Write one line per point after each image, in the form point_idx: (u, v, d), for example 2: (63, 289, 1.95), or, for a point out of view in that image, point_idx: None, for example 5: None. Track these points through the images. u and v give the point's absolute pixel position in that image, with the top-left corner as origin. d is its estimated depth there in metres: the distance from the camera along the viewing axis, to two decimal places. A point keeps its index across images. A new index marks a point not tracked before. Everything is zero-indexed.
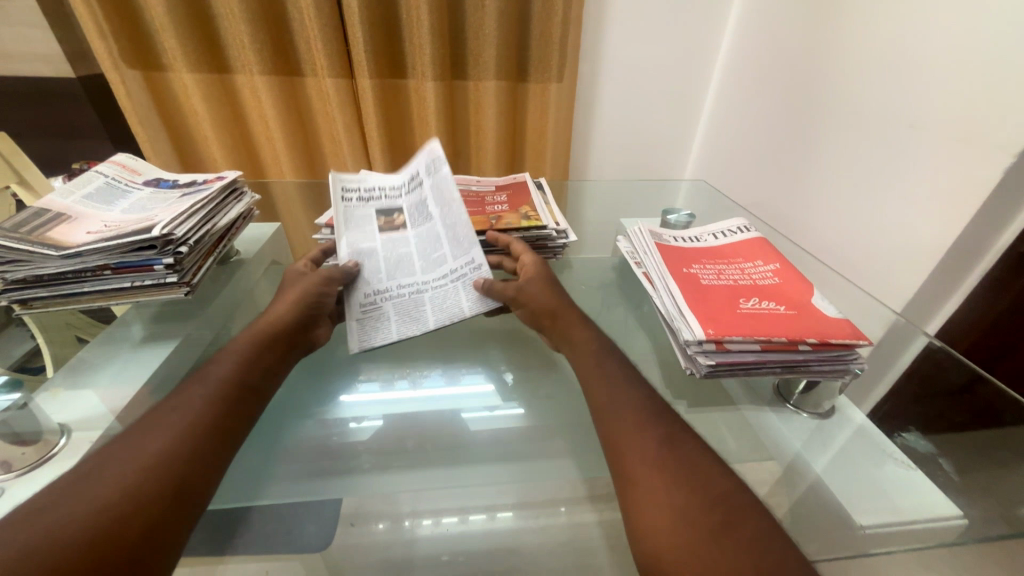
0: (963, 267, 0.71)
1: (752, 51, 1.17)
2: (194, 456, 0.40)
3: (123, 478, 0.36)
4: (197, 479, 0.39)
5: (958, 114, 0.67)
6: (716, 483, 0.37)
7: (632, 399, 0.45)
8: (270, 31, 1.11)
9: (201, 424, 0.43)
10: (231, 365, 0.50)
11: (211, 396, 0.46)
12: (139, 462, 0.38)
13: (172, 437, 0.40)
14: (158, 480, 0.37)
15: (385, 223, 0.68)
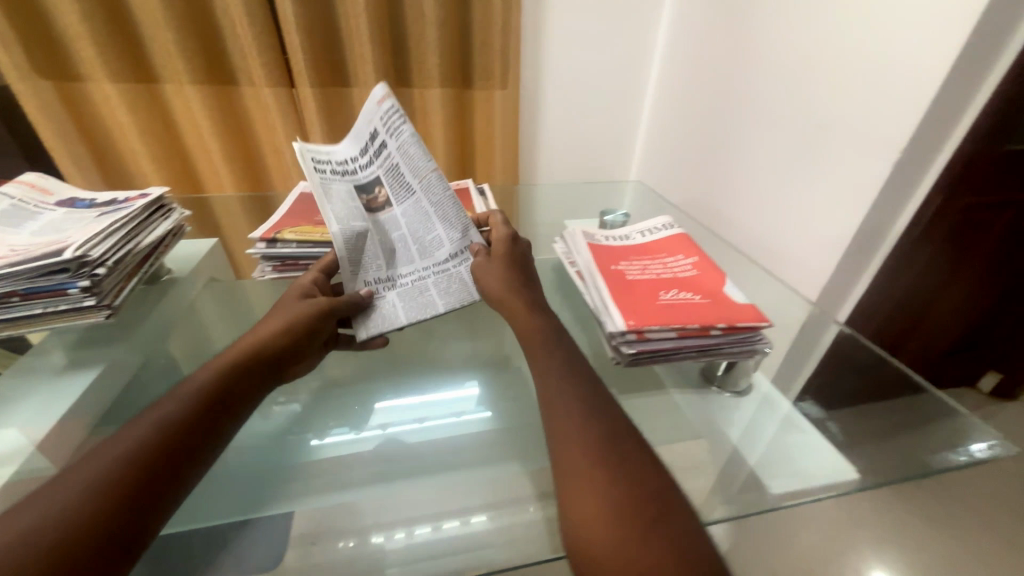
0: (864, 253, 0.80)
1: (681, 59, 1.25)
2: (152, 468, 0.38)
3: (71, 496, 0.35)
4: (158, 493, 0.37)
5: (854, 115, 0.75)
6: (637, 469, 0.39)
7: (578, 393, 0.46)
8: (201, 39, 1.07)
9: (162, 432, 0.40)
10: (205, 370, 0.47)
11: (177, 404, 0.43)
12: (92, 477, 0.36)
13: (125, 449, 0.38)
14: (111, 496, 0.35)
15: (369, 202, 0.61)
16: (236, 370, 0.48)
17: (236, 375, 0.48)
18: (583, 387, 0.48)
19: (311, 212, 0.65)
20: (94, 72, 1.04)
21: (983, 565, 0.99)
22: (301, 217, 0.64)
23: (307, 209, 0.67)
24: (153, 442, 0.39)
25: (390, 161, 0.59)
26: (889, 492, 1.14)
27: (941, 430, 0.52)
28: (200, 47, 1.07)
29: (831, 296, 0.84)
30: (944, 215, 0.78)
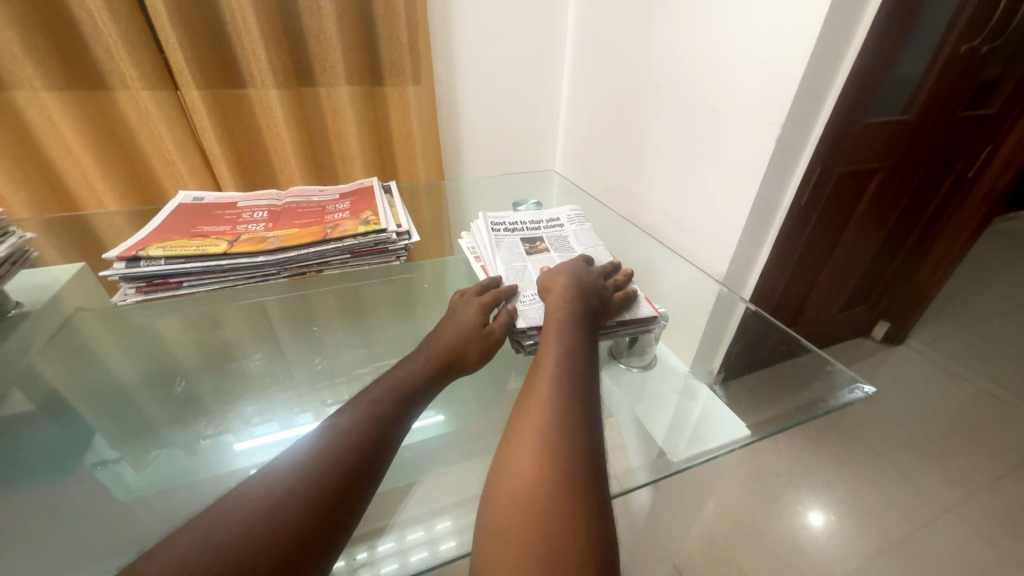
0: (762, 225, 0.85)
1: (589, 50, 1.28)
2: (351, 486, 0.35)
3: (288, 509, 0.32)
4: (347, 511, 0.34)
5: (738, 96, 0.80)
6: (571, 467, 0.35)
7: (557, 362, 0.44)
8: (54, 39, 0.94)
9: (361, 445, 0.38)
10: (389, 386, 0.46)
11: (372, 415, 0.42)
12: (285, 490, 0.33)
13: (298, 462, 0.36)
14: (316, 511, 0.33)
15: (530, 248, 0.70)
16: (408, 388, 0.47)
17: (409, 391, 0.47)
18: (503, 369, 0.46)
19: (188, 224, 0.59)
20: None
21: (888, 491, 1.11)
22: (174, 231, 0.57)
23: (184, 221, 0.60)
24: (348, 457, 0.37)
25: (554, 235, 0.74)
26: (807, 440, 1.25)
27: (815, 386, 0.57)
28: (53, 47, 0.94)
29: (736, 273, 0.89)
30: (823, 184, 0.86)
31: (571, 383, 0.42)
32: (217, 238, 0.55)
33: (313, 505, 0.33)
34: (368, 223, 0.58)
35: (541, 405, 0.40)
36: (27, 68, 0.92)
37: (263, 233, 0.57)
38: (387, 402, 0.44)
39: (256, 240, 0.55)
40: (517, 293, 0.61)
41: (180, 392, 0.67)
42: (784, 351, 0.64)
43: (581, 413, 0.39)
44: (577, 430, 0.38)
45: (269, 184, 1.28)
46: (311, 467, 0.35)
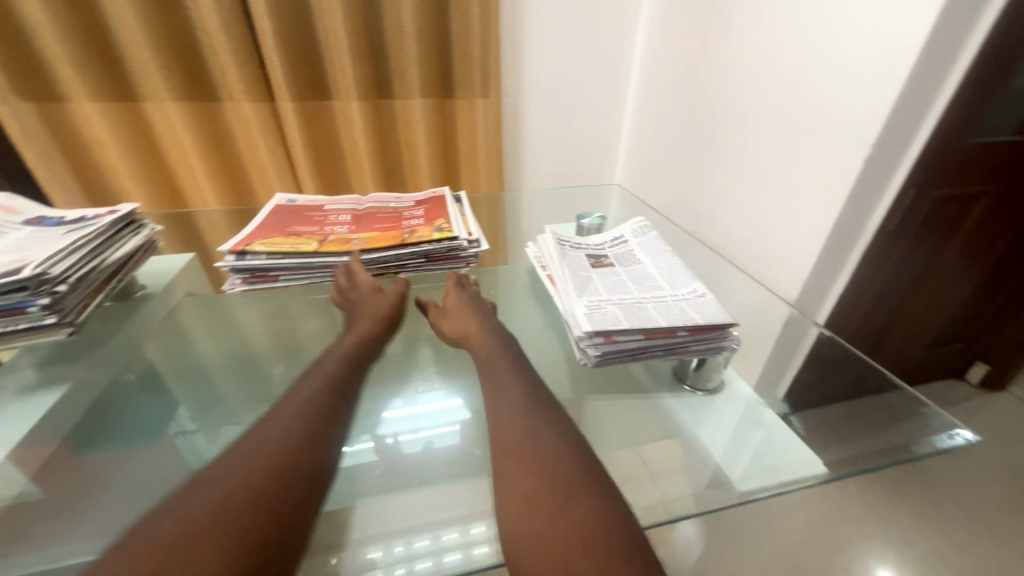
0: (841, 250, 0.80)
1: (658, 65, 1.27)
2: (298, 471, 0.40)
3: (241, 498, 0.36)
4: (303, 495, 0.39)
5: (824, 115, 0.77)
6: (578, 493, 0.37)
7: (515, 396, 0.48)
8: (180, 57, 1.08)
9: (302, 431, 0.43)
10: (319, 377, 0.50)
11: (304, 405, 0.46)
12: (237, 486, 0.37)
13: (229, 468, 0.39)
14: (267, 496, 0.37)
15: (595, 261, 0.57)
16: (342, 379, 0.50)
17: (343, 378, 0.50)
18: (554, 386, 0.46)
19: (284, 223, 0.66)
20: (72, 92, 1.05)
21: (982, 557, 0.98)
22: (273, 229, 0.64)
23: (280, 220, 0.67)
24: (292, 445, 0.41)
25: (626, 249, 0.61)
26: (882, 489, 1.13)
27: (907, 427, 0.52)
28: (178, 64, 1.08)
29: (808, 296, 0.85)
30: (915, 209, 0.79)
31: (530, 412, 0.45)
32: (306, 238, 0.61)
33: (255, 503, 0.36)
34: (441, 230, 0.62)
35: (531, 436, 0.43)
36: (157, 82, 1.06)
37: (348, 235, 0.63)
38: (321, 392, 0.48)
39: (341, 242, 0.60)
40: (576, 300, 0.46)
41: (276, 372, 0.74)
42: (870, 389, 0.59)
43: (551, 439, 0.42)
44: (550, 453, 0.41)
45: (343, 187, 1.37)
46: (256, 463, 0.39)
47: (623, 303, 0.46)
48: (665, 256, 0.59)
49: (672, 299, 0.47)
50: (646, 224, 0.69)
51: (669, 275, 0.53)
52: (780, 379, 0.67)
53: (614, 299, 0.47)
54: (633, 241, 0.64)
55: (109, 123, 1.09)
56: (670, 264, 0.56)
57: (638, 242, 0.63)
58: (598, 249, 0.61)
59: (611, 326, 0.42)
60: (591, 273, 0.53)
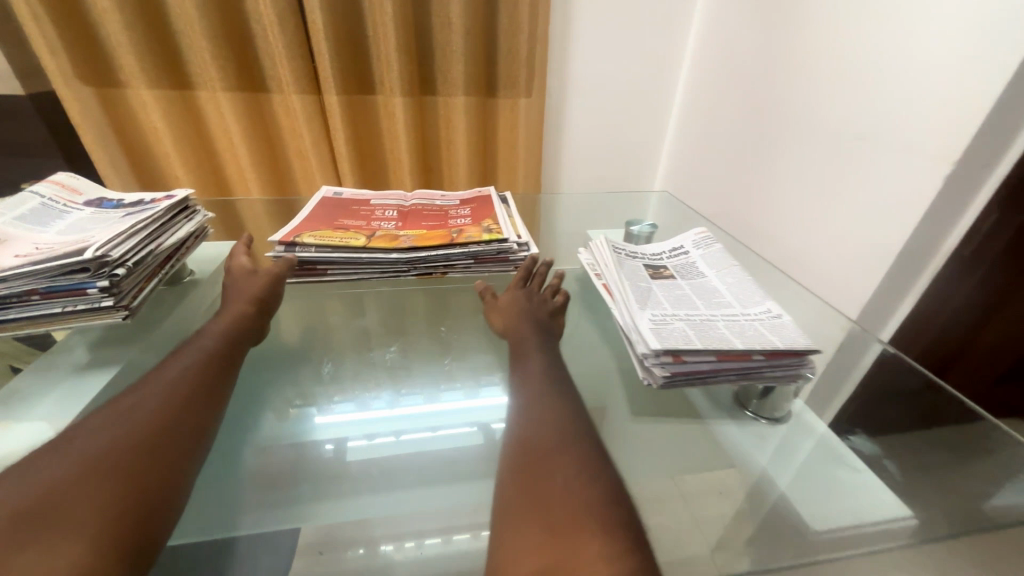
0: (911, 266, 0.72)
1: (709, 69, 1.22)
2: (175, 441, 0.41)
3: (121, 462, 0.37)
4: (178, 461, 0.41)
5: (898, 127, 0.71)
6: (570, 475, 0.36)
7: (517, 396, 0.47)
8: (234, 48, 1.10)
9: (185, 405, 0.45)
10: (196, 353, 0.51)
11: (183, 380, 0.47)
12: (116, 450, 0.38)
13: (122, 429, 0.40)
14: (145, 460, 0.39)
15: (654, 271, 0.55)
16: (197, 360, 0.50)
17: (217, 356, 0.51)
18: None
19: (331, 215, 0.66)
20: (132, 78, 1.08)
21: None
22: (321, 222, 0.64)
23: (326, 213, 0.67)
24: (170, 416, 0.43)
25: (685, 261, 0.59)
26: None
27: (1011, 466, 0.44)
28: (233, 55, 1.10)
29: (873, 313, 0.78)
30: None
31: (527, 410, 0.44)
32: (355, 230, 0.62)
33: (75, 471, 0.36)
34: (491, 230, 0.61)
35: (529, 428, 0.42)
36: (211, 72, 1.09)
37: (395, 231, 0.62)
38: (194, 368, 0.49)
39: (389, 237, 0.60)
40: (640, 314, 0.45)
41: (325, 372, 0.70)
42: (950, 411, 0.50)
43: (541, 437, 0.40)
44: (535, 452, 0.39)
45: (381, 182, 1.38)
46: (139, 429, 0.40)
47: (690, 320, 0.45)
48: (729, 271, 0.57)
49: (744, 320, 0.45)
50: (706, 236, 0.67)
51: (737, 291, 0.52)
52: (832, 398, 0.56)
53: (680, 315, 0.46)
54: (692, 253, 0.62)
55: (163, 110, 1.12)
56: (738, 280, 0.55)
57: (698, 255, 0.61)
58: (655, 259, 0.59)
59: (680, 343, 0.41)
60: (653, 285, 0.51)
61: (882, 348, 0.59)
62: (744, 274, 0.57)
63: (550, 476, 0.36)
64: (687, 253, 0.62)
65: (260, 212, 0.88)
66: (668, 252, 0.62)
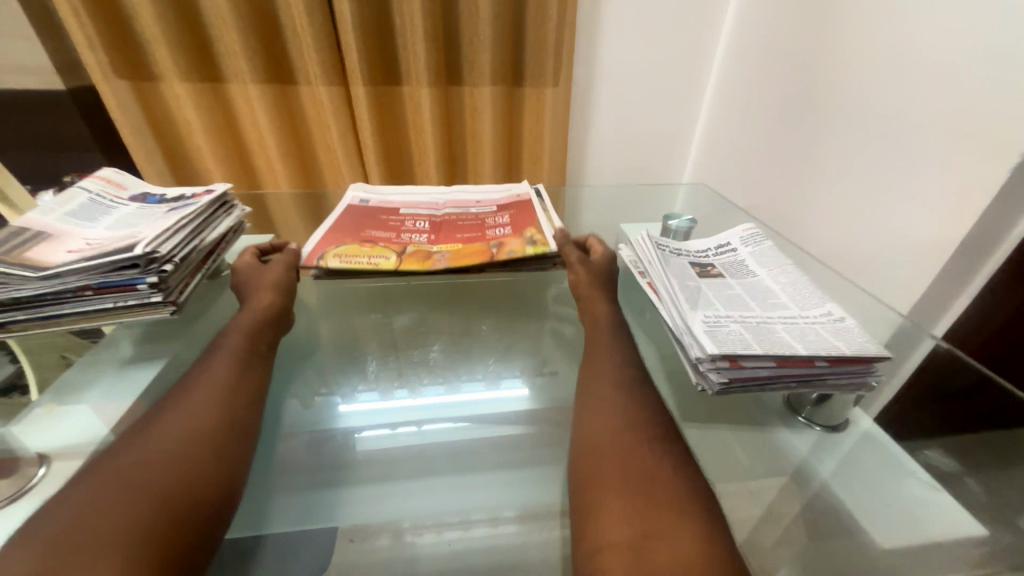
0: (968, 263, 0.68)
1: (746, 55, 1.17)
2: (227, 440, 0.41)
3: (177, 463, 0.37)
4: (231, 461, 0.40)
5: (957, 114, 0.66)
6: (678, 518, 0.34)
7: (608, 400, 0.45)
8: (263, 39, 1.10)
9: (232, 404, 0.44)
10: (229, 347, 0.50)
11: (230, 377, 0.47)
12: (170, 452, 0.38)
13: (172, 435, 0.39)
14: (200, 460, 0.38)
15: (701, 270, 0.54)
16: (240, 360, 0.49)
17: (253, 347, 0.51)
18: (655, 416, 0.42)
19: (360, 226, 0.70)
20: (166, 72, 1.10)
21: None
22: (349, 232, 0.68)
23: (357, 224, 0.71)
24: (222, 416, 0.43)
25: (733, 258, 0.58)
26: None
27: None
28: (262, 48, 1.10)
29: (925, 308, 0.74)
30: None
31: (623, 421, 0.42)
32: (391, 245, 0.66)
33: (133, 478, 0.36)
34: (532, 243, 0.66)
35: (599, 412, 0.44)
36: (240, 64, 1.09)
37: (427, 245, 0.66)
38: (239, 364, 0.49)
39: (423, 256, 0.63)
40: (692, 314, 0.44)
41: (371, 372, 0.68)
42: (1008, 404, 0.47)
43: (639, 457, 0.39)
44: (635, 471, 0.37)
45: (406, 174, 1.38)
46: (190, 430, 0.40)
47: (745, 323, 0.44)
48: (779, 269, 0.56)
49: (805, 324, 0.44)
50: (755, 231, 0.65)
51: (793, 292, 0.51)
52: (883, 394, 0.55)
53: (734, 317, 0.45)
54: (740, 249, 0.61)
55: (195, 102, 1.14)
56: (793, 279, 0.54)
57: (746, 251, 0.60)
58: (700, 256, 0.58)
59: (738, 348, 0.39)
60: (702, 284, 0.50)
61: (936, 343, 0.57)
62: (799, 273, 0.56)
63: (626, 457, 0.39)
64: (735, 250, 0.61)
65: (290, 205, 0.88)
66: (717, 248, 0.61)
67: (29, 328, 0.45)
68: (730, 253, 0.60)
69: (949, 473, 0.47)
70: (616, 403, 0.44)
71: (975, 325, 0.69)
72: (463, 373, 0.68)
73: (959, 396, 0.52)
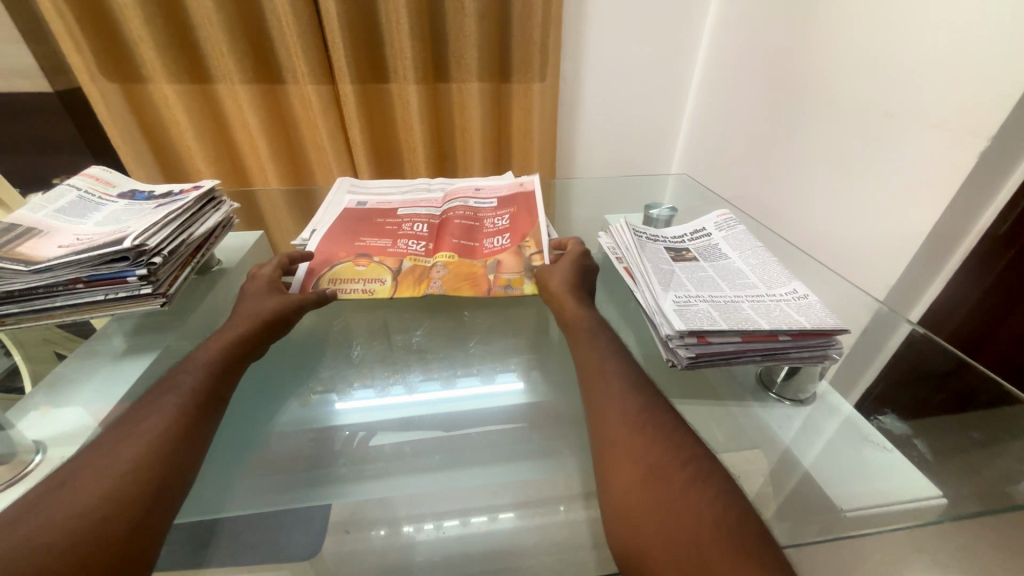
0: (941, 251, 0.71)
1: (730, 47, 1.19)
2: (170, 460, 0.38)
3: (108, 484, 0.35)
4: (168, 481, 0.37)
5: (929, 102, 0.68)
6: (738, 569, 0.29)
7: (623, 422, 0.40)
8: (249, 39, 1.10)
9: (189, 423, 0.42)
10: (193, 364, 0.48)
11: (186, 394, 0.44)
12: (103, 473, 0.35)
13: (126, 461, 0.37)
14: (134, 480, 0.35)
15: (676, 254, 0.58)
16: (207, 381, 0.47)
17: (221, 363, 0.49)
18: (632, 390, 0.44)
19: (358, 232, 0.72)
20: (153, 73, 1.10)
21: None
22: (347, 239, 0.71)
23: (355, 229, 0.73)
24: (168, 434, 0.40)
25: (707, 242, 0.62)
26: None
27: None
28: (249, 46, 1.10)
29: (901, 296, 0.76)
30: None
31: (658, 455, 0.37)
32: (387, 260, 0.67)
33: (79, 511, 0.33)
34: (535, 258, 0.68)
35: (602, 412, 0.43)
36: (227, 63, 1.10)
37: (423, 257, 0.68)
38: (201, 379, 0.46)
39: (419, 276, 0.65)
40: (663, 296, 0.49)
41: (356, 356, 0.69)
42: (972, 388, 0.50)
43: (682, 496, 0.34)
44: (683, 517, 0.33)
45: (396, 170, 1.39)
46: (132, 448, 0.38)
47: (714, 302, 0.48)
48: (750, 251, 0.59)
49: (768, 302, 0.48)
50: (728, 216, 0.68)
51: (761, 273, 0.54)
52: (857, 383, 0.57)
53: (704, 297, 0.49)
54: (715, 234, 0.64)
55: (183, 103, 1.14)
56: (761, 260, 0.57)
57: (719, 235, 0.63)
58: (676, 241, 0.61)
59: (706, 324, 0.44)
60: (675, 268, 0.54)
61: (912, 329, 0.58)
62: (768, 255, 0.59)
63: (648, 448, 0.38)
64: (709, 235, 0.64)
65: (279, 202, 0.88)
66: (692, 234, 0.64)
67: (21, 321, 0.47)
68: (703, 238, 0.63)
69: (901, 436, 0.49)
70: (625, 426, 0.40)
71: (950, 309, 0.73)
72: (458, 367, 0.67)
73: (930, 376, 0.54)
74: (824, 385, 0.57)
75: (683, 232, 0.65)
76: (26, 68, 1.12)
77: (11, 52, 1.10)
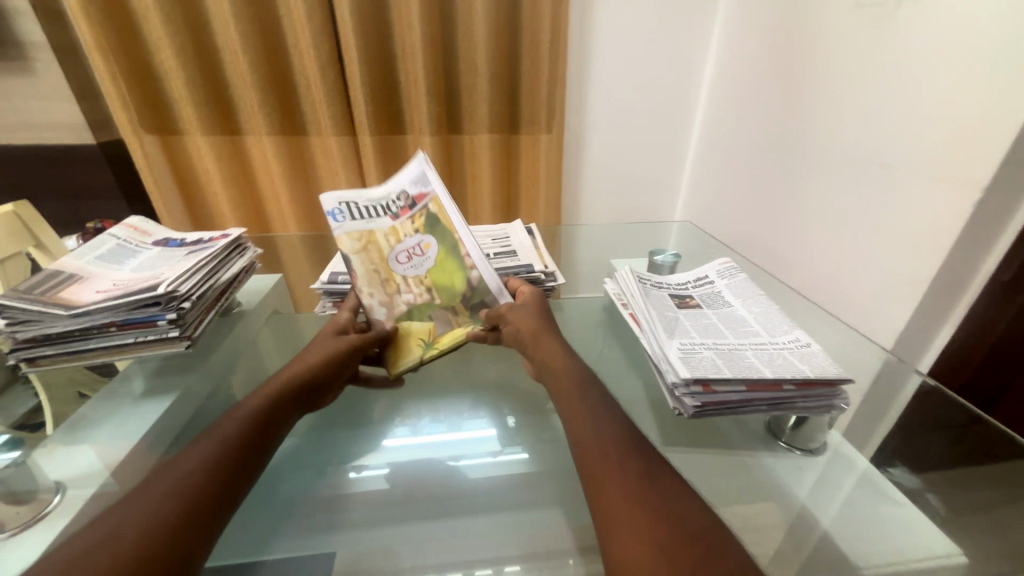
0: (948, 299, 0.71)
1: (727, 103, 1.26)
2: (190, 529, 0.37)
3: (127, 544, 0.35)
4: (184, 553, 0.36)
5: (919, 156, 0.72)
6: None
7: (630, 480, 0.40)
8: (279, 95, 1.20)
9: (219, 479, 0.42)
10: (241, 412, 0.49)
11: (224, 447, 0.44)
12: (124, 539, 0.35)
13: (148, 519, 0.37)
14: (150, 551, 0.35)
15: (679, 301, 0.59)
16: (244, 435, 0.47)
17: (267, 415, 0.50)
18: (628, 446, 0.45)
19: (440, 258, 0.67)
20: (189, 127, 1.19)
21: None
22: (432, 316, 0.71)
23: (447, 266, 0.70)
24: (193, 492, 0.40)
25: (710, 289, 0.63)
26: None
27: None
28: (277, 102, 1.19)
29: (908, 342, 0.76)
30: None
31: (658, 519, 0.37)
32: (420, 297, 0.66)
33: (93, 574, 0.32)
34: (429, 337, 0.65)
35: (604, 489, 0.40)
36: (257, 117, 1.18)
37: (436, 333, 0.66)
38: (238, 429, 0.47)
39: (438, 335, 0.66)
40: (668, 343, 0.50)
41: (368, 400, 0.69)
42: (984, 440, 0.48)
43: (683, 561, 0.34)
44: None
45: None
46: (156, 511, 0.37)
47: (716, 349, 0.49)
48: (751, 299, 0.61)
49: (771, 350, 0.49)
50: (729, 264, 0.70)
51: (763, 321, 0.55)
52: (871, 435, 0.55)
53: (708, 346, 0.50)
54: (719, 281, 0.66)
55: (214, 153, 1.22)
56: (763, 308, 0.59)
57: (721, 282, 0.65)
58: (679, 288, 0.63)
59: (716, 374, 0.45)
60: (678, 315, 0.55)
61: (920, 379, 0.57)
62: (769, 302, 0.60)
63: (648, 524, 0.37)
64: (712, 282, 0.66)
65: (298, 247, 0.92)
66: (695, 282, 0.65)
67: (53, 362, 0.50)
68: (707, 284, 0.65)
69: (915, 490, 0.48)
70: (627, 480, 0.40)
71: None
72: (469, 410, 0.68)
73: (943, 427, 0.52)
74: (832, 433, 0.57)
75: (688, 279, 0.67)
76: (75, 123, 1.22)
77: (64, 108, 1.20)
